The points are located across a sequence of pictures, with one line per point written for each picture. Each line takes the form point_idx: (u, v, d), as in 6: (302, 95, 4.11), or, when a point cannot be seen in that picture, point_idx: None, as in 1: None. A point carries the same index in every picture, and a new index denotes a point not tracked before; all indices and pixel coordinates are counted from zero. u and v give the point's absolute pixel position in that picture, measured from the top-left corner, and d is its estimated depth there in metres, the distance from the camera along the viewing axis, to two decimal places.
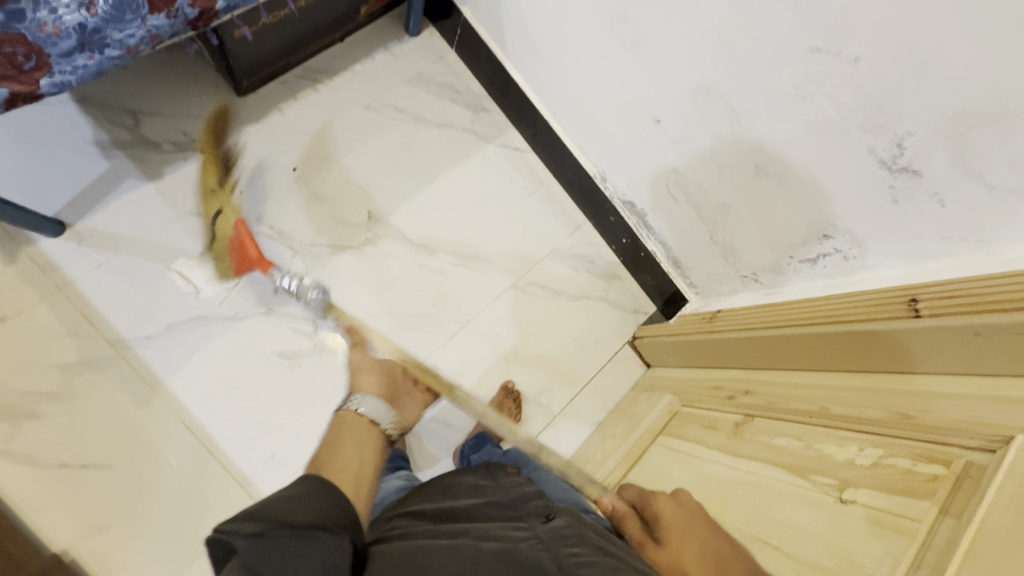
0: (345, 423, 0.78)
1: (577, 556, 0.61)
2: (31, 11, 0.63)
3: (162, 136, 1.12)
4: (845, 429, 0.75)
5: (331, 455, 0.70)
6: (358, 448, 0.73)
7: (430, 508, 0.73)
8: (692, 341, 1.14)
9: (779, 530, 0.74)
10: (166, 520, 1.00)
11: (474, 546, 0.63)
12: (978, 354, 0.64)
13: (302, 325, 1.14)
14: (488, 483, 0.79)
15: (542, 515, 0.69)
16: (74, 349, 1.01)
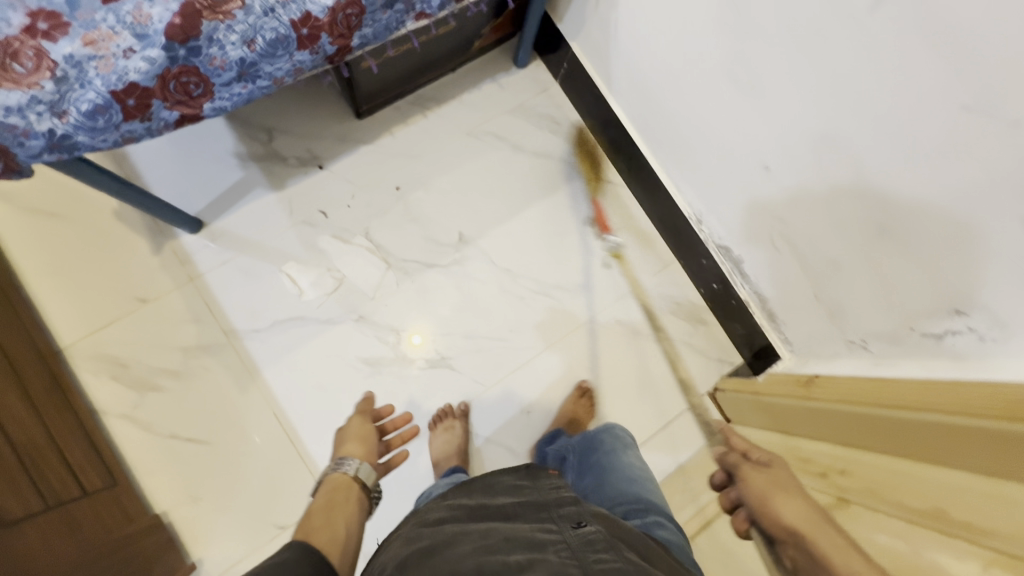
0: (335, 487, 0.88)
1: (604, 562, 0.61)
2: (205, 47, 0.72)
3: (290, 151, 1.24)
4: (961, 539, 0.64)
5: (320, 521, 0.79)
6: (343, 509, 0.84)
7: (472, 507, 0.75)
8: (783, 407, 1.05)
9: None
10: (249, 500, 1.10)
11: (508, 549, 0.63)
12: None
13: (387, 335, 1.21)
14: (526, 484, 0.81)
15: (574, 521, 0.70)
16: (194, 334, 1.14)
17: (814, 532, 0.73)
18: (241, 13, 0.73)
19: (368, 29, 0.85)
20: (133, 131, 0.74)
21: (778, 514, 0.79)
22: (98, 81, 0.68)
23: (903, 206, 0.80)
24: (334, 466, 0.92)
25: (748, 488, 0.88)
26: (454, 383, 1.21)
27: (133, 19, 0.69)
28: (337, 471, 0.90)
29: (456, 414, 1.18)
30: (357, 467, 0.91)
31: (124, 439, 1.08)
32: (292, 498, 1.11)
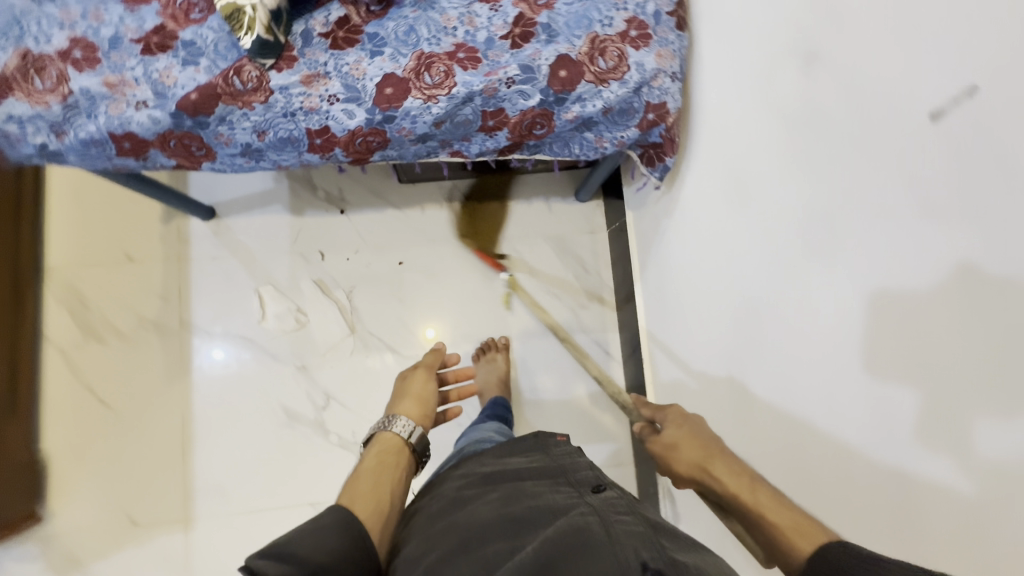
0: (384, 445, 0.73)
1: (626, 521, 0.54)
2: (214, 124, 0.72)
3: (323, 184, 1.25)
4: None
5: (367, 486, 0.63)
6: (392, 478, 0.67)
7: (487, 469, 0.69)
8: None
9: None
10: (120, 482, 1.13)
11: (526, 511, 0.57)
12: None
13: (317, 395, 1.19)
14: (537, 452, 0.73)
15: (592, 486, 0.63)
16: (155, 310, 1.18)
17: (761, 487, 0.56)
18: (261, 107, 0.72)
19: (395, 152, 0.82)
20: (125, 165, 0.75)
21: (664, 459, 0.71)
22: (101, 119, 0.69)
23: (942, 443, 0.47)
24: (383, 423, 0.76)
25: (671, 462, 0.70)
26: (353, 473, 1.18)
27: (158, 78, 0.69)
28: (386, 429, 0.75)
29: None
30: (411, 429, 0.76)
31: (50, 372, 1.15)
32: (157, 500, 1.13)
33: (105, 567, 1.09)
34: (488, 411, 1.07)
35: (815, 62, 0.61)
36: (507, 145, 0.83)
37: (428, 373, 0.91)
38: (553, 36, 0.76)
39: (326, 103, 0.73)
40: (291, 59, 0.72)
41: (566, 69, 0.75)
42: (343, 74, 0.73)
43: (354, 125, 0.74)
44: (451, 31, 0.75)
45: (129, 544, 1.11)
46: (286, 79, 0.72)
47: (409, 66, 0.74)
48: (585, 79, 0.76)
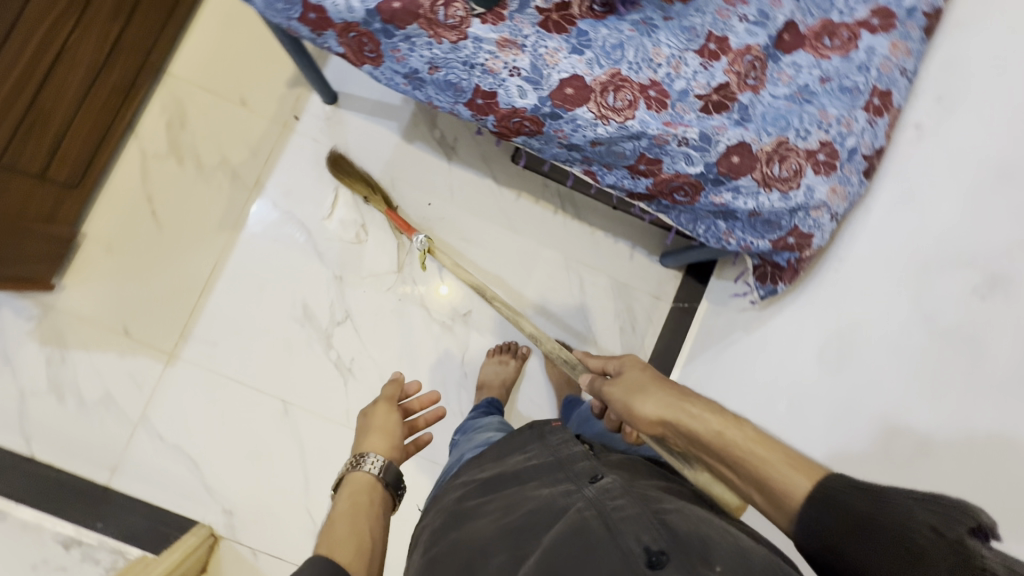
0: (354, 487, 0.64)
1: (623, 509, 0.54)
2: (398, 39, 0.71)
3: (443, 126, 1.25)
4: None
5: (341, 533, 0.57)
6: (368, 519, 0.61)
7: (485, 474, 0.67)
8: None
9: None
10: (133, 291, 1.16)
11: (528, 521, 0.56)
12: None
13: (338, 309, 1.20)
14: (533, 442, 0.71)
15: (590, 475, 0.61)
16: (240, 159, 1.19)
17: (689, 404, 0.58)
18: (448, 47, 0.71)
19: (538, 145, 0.80)
20: (299, 30, 0.74)
21: (632, 407, 0.63)
22: None
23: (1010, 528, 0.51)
24: (350, 462, 0.67)
25: (607, 387, 0.69)
26: (333, 394, 1.20)
27: None
28: (355, 470, 0.66)
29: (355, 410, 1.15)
30: (382, 463, 0.67)
31: (123, 164, 1.16)
32: (155, 324, 1.16)
33: (87, 357, 1.13)
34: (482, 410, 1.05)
35: (1006, 288, 0.58)
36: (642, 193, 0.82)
37: (389, 400, 0.78)
38: (745, 120, 0.73)
39: (507, 72, 0.71)
40: (498, 16, 0.70)
41: (740, 156, 0.73)
42: (536, 54, 0.71)
43: (519, 105, 0.73)
44: (654, 66, 0.72)
45: (115, 349, 1.14)
46: (484, 32, 0.70)
47: (600, 79, 0.71)
48: (751, 176, 0.73)
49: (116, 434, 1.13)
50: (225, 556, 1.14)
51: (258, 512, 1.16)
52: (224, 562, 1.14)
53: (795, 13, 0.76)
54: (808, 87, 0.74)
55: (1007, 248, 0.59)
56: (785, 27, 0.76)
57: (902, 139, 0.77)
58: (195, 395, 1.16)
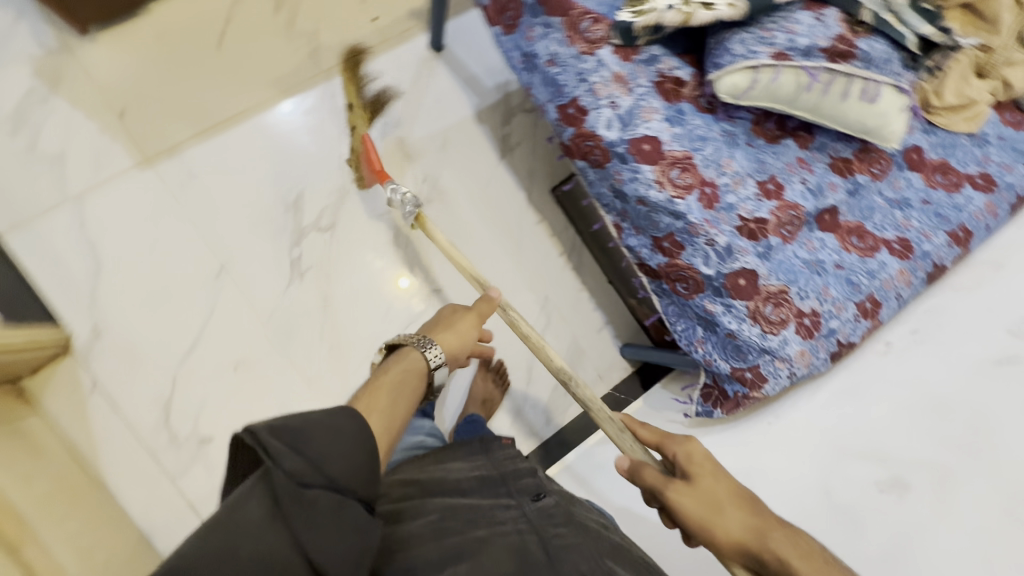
0: (407, 361, 0.72)
1: (562, 537, 0.60)
2: (538, 22, 0.78)
3: (514, 128, 1.31)
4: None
5: (385, 401, 0.65)
6: (408, 395, 0.68)
7: (424, 476, 0.66)
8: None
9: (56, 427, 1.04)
10: (155, 84, 1.12)
11: (460, 527, 0.58)
12: None
13: (325, 217, 1.19)
14: (481, 456, 0.73)
15: (534, 493, 0.67)
16: (328, 43, 1.21)
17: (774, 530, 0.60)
18: (574, 52, 0.77)
19: (592, 177, 0.85)
20: None
21: (717, 530, 0.61)
22: None
23: None
24: (417, 342, 0.76)
25: (674, 489, 0.64)
26: (270, 286, 1.15)
27: None
28: (417, 351, 0.74)
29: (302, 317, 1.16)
30: (437, 357, 0.75)
31: None
32: (152, 125, 1.12)
33: (70, 114, 1.08)
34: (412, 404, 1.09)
35: (902, 491, 0.77)
36: (652, 268, 0.87)
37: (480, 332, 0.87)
38: (765, 256, 0.81)
39: (606, 101, 0.77)
40: (627, 57, 0.77)
41: (746, 281, 0.79)
42: (637, 103, 0.78)
43: (599, 134, 0.78)
44: (720, 172, 0.80)
45: (101, 121, 1.09)
46: (609, 58, 0.77)
47: (675, 154, 0.78)
48: (746, 302, 0.80)
49: (42, 196, 1.06)
50: (61, 372, 1.05)
51: (125, 348, 1.08)
52: (58, 379, 1.05)
53: (841, 202, 0.87)
54: (823, 263, 0.83)
55: (914, 465, 0.78)
56: (829, 209, 0.86)
57: (870, 349, 0.92)
58: (143, 207, 1.10)
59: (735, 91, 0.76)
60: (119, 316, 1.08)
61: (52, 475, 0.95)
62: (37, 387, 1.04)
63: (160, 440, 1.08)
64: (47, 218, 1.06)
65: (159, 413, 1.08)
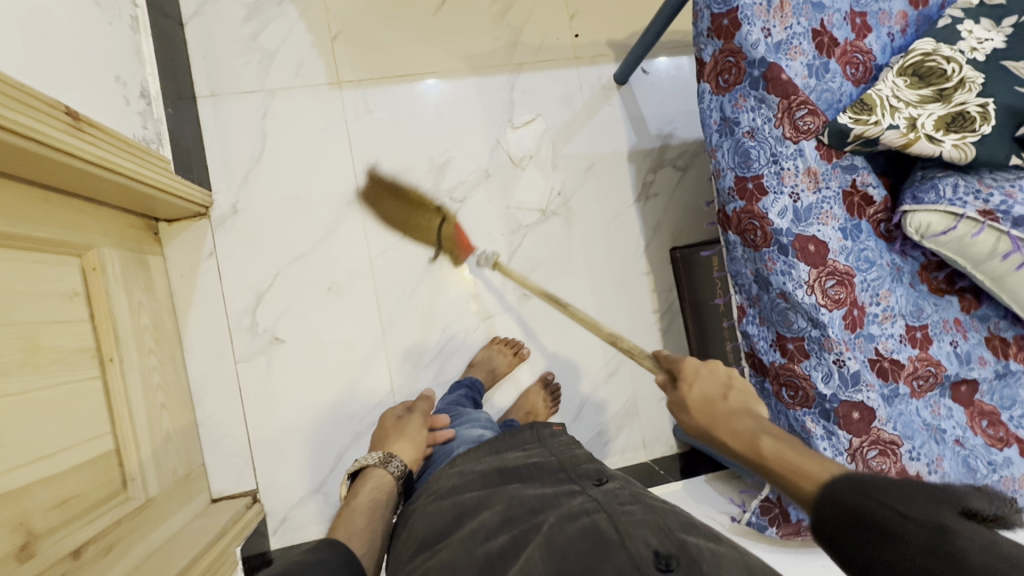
0: (375, 482, 0.80)
1: (631, 514, 0.55)
2: (754, 95, 0.79)
3: (659, 180, 1.32)
4: (129, 245, 1.02)
5: (360, 524, 0.73)
6: (382, 515, 0.76)
7: (485, 466, 0.71)
8: (159, 497, 0.96)
9: (169, 273, 1.13)
10: (371, 22, 1.22)
11: (520, 514, 0.59)
12: (123, 193, 0.94)
13: (460, 190, 1.24)
14: (534, 445, 0.75)
15: (595, 479, 0.64)
16: (528, 41, 1.28)
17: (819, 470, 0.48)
18: (777, 133, 0.78)
19: (739, 254, 0.84)
20: (703, 20, 0.82)
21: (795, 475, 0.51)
22: (748, 3, 0.77)
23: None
24: (380, 459, 0.83)
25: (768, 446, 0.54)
26: (388, 231, 1.21)
27: (790, 46, 0.77)
28: (381, 467, 0.82)
29: (403, 270, 1.21)
30: (401, 469, 0.82)
31: None
32: (354, 54, 1.21)
33: (295, 21, 1.19)
34: (462, 388, 1.12)
35: None
36: (762, 362, 0.85)
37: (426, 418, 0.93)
38: (889, 400, 0.77)
39: (788, 190, 0.77)
40: (828, 156, 0.77)
41: (859, 416, 0.76)
42: (818, 203, 0.77)
43: (769, 217, 0.78)
44: (874, 300, 0.77)
45: (315, 36, 1.20)
46: (809, 151, 0.77)
47: (836, 265, 0.76)
48: (851, 436, 0.76)
49: (243, 79, 1.17)
50: (194, 230, 1.15)
51: (249, 234, 1.16)
52: (187, 235, 1.14)
53: (985, 380, 0.81)
54: (943, 432, 0.78)
55: None
56: (969, 381, 0.81)
57: None
58: (316, 120, 1.19)
59: (924, 230, 0.74)
60: (256, 205, 1.17)
61: (150, 316, 1.04)
62: (168, 234, 1.14)
63: (241, 324, 1.15)
64: (239, 99, 1.17)
65: (249, 300, 1.16)
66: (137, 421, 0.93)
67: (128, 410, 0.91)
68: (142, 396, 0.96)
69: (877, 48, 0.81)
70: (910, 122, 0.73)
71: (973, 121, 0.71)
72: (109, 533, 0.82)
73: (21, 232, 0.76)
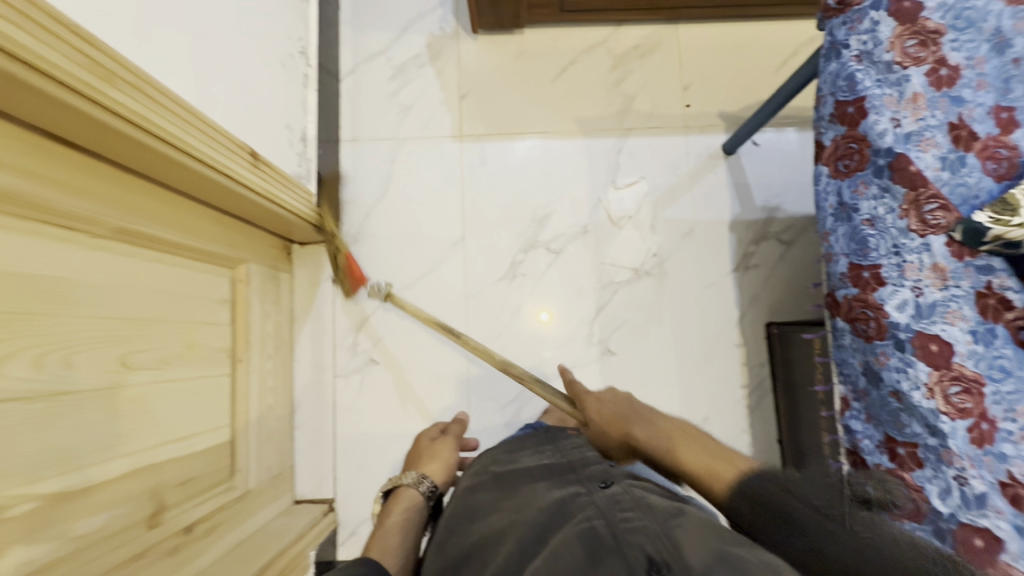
0: (407, 498, 0.90)
1: (628, 518, 0.63)
2: (876, 182, 0.77)
3: (761, 253, 1.29)
4: (270, 264, 1.18)
5: (394, 541, 0.81)
6: (412, 532, 0.84)
7: (507, 472, 0.83)
8: (255, 491, 1.06)
9: (295, 290, 1.28)
10: (497, 85, 1.35)
11: (537, 516, 0.68)
12: (275, 226, 1.14)
13: (557, 242, 1.29)
14: (550, 449, 0.91)
15: (601, 481, 0.75)
16: (639, 109, 1.34)
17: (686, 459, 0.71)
18: (901, 224, 0.75)
19: (847, 342, 0.81)
20: (827, 105, 0.83)
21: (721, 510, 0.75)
22: (876, 93, 0.77)
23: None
24: (411, 480, 0.94)
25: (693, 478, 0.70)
26: (484, 273, 1.29)
27: (920, 137, 0.75)
28: (412, 487, 0.92)
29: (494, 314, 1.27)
30: (428, 486, 0.93)
31: (590, 30, 1.36)
32: (477, 112, 1.34)
33: (432, 81, 1.35)
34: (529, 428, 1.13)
35: None
36: (866, 462, 0.79)
37: (456, 440, 1.09)
38: None
39: (910, 284, 0.74)
40: (959, 253, 0.72)
41: (985, 547, 0.66)
42: (945, 302, 0.72)
43: (886, 308, 0.75)
44: (1010, 416, 0.68)
45: (446, 95, 1.35)
46: (938, 245, 0.72)
47: (963, 370, 0.70)
48: (971, 569, 0.66)
49: (380, 128, 1.34)
50: (320, 254, 1.30)
51: (364, 263, 1.29)
52: (314, 259, 1.30)
53: None
54: None
55: None
56: None
57: None
58: (436, 168, 1.32)
59: None
60: (373, 237, 1.30)
61: (274, 324, 1.18)
62: (299, 255, 1.30)
63: (344, 342, 1.27)
64: (374, 144, 1.33)
65: (354, 322, 1.27)
66: (251, 417, 1.05)
67: (245, 407, 1.04)
68: (258, 396, 1.09)
69: None
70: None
71: None
72: (210, 518, 0.91)
73: (190, 245, 0.91)
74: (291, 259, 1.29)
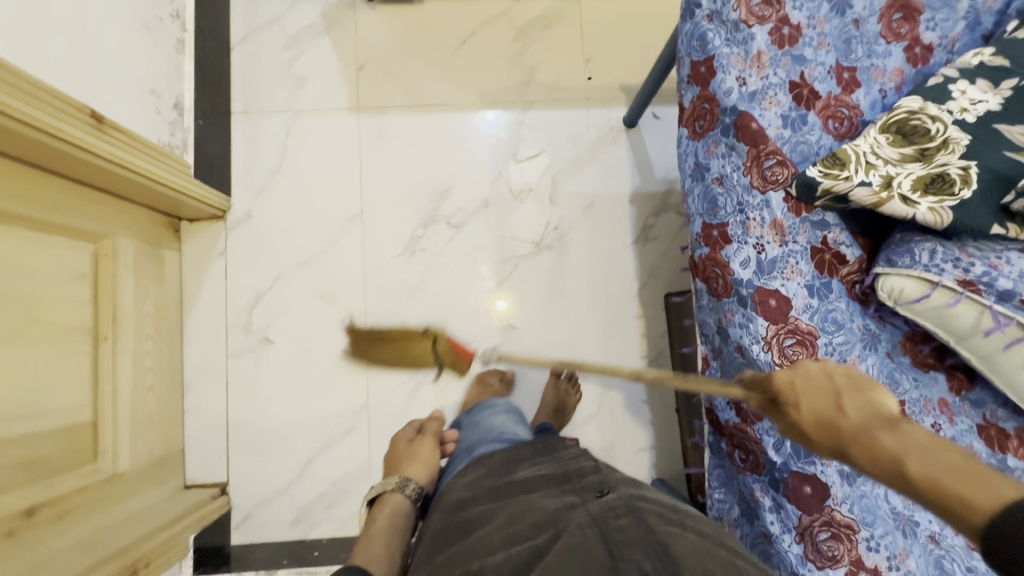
0: (391, 505, 0.84)
1: (625, 531, 0.56)
2: (725, 141, 0.77)
3: (662, 224, 1.30)
4: (148, 241, 1.12)
5: (380, 549, 0.78)
6: (398, 536, 0.81)
7: (491, 481, 0.70)
8: (130, 475, 1.01)
9: (185, 268, 1.23)
10: (397, 57, 1.31)
11: (525, 529, 0.59)
12: (149, 197, 1.07)
13: (458, 216, 1.28)
14: (545, 456, 0.74)
15: (597, 489, 0.64)
16: (541, 82, 1.33)
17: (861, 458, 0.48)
18: (745, 182, 0.75)
19: (704, 301, 0.81)
20: (684, 66, 0.82)
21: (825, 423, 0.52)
22: (725, 52, 0.76)
23: None
24: (396, 483, 0.87)
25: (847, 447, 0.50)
26: (384, 249, 1.26)
27: (765, 96, 0.76)
28: (397, 491, 0.86)
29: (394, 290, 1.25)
30: (414, 490, 0.87)
31: (490, 1, 1.34)
32: (376, 84, 1.31)
33: (328, 51, 1.31)
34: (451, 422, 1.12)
35: None
36: (718, 419, 0.79)
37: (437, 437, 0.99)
38: (849, 480, 0.69)
39: (752, 241, 0.74)
40: (797, 209, 0.74)
41: (813, 493, 0.69)
42: (783, 258, 0.73)
43: (731, 266, 0.75)
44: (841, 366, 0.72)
45: (344, 66, 1.31)
46: (778, 203, 0.74)
47: (798, 323, 0.72)
48: (801, 513, 0.69)
49: (274, 100, 1.29)
50: (210, 230, 1.25)
51: (259, 240, 1.25)
52: (204, 236, 1.25)
53: None
54: (916, 525, 0.70)
55: None
56: None
57: None
58: (334, 141, 1.29)
59: (897, 295, 0.68)
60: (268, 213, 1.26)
61: (155, 303, 1.13)
62: (188, 232, 1.25)
63: (237, 322, 1.23)
64: (268, 117, 1.28)
65: (248, 301, 1.23)
66: (122, 399, 1.01)
67: (113, 388, 0.99)
68: (132, 377, 1.04)
69: (865, 101, 0.78)
70: (885, 180, 0.69)
71: (952, 184, 0.67)
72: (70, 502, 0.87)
73: (37, 217, 0.85)
74: (179, 236, 1.23)
